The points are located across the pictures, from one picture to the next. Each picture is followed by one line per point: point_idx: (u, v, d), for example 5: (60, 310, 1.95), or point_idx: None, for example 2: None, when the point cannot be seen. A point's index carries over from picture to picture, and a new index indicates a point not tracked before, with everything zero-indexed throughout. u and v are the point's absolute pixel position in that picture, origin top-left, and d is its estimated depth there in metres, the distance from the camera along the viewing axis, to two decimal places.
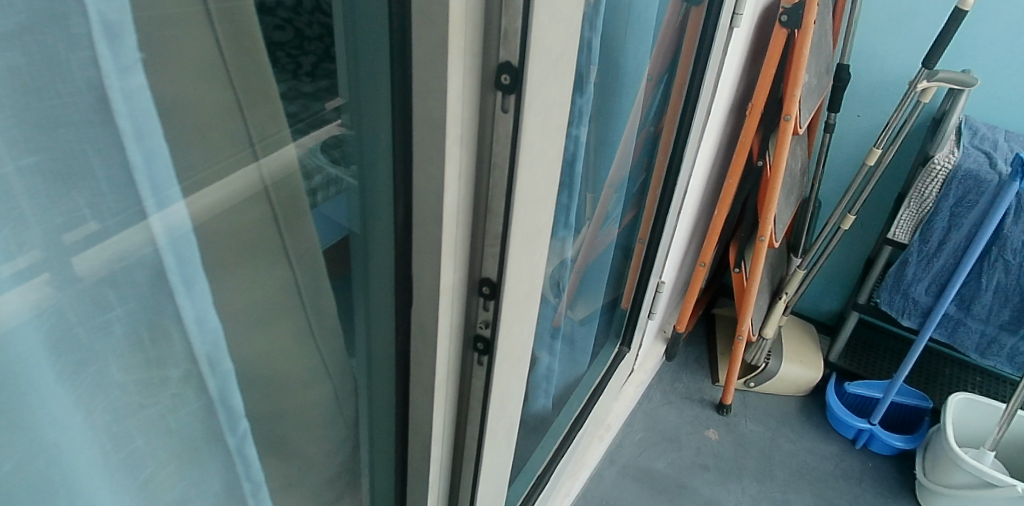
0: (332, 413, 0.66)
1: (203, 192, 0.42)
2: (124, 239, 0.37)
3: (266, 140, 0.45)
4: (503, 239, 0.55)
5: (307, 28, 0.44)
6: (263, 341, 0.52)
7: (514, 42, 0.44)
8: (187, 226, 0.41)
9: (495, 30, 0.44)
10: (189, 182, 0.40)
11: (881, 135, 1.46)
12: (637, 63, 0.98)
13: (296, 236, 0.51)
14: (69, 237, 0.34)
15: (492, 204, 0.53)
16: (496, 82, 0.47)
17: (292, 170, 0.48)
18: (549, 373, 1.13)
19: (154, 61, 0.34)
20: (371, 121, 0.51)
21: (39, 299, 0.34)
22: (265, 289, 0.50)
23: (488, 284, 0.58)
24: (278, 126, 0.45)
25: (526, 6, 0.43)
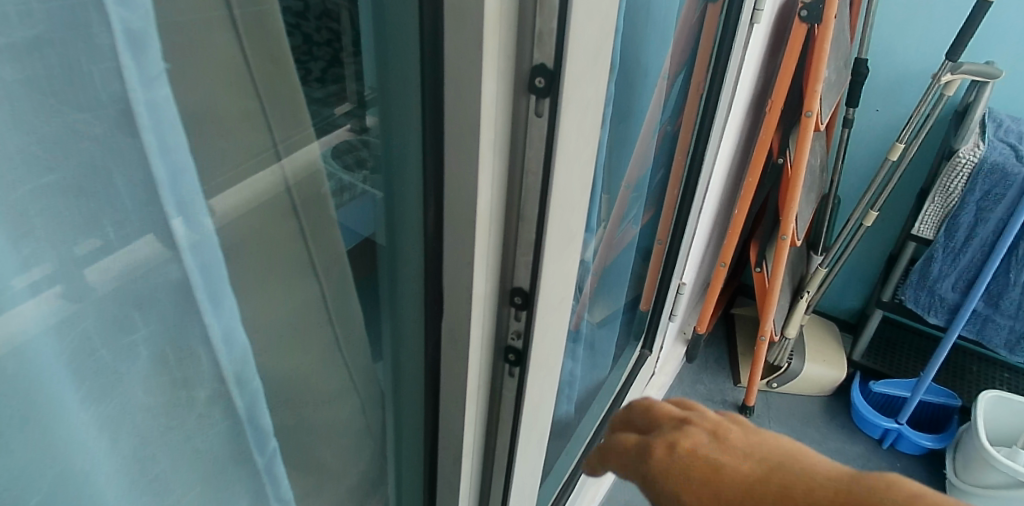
0: (361, 427, 0.64)
1: (225, 196, 0.39)
2: (142, 247, 0.35)
3: (289, 141, 0.42)
4: (536, 247, 0.54)
5: (315, 33, 0.42)
6: (290, 356, 0.50)
7: (549, 42, 0.43)
8: (210, 227, 0.38)
9: (529, 32, 0.43)
10: (211, 186, 0.38)
11: (904, 129, 1.43)
12: (656, 60, 0.96)
13: (321, 242, 0.49)
14: (79, 247, 0.32)
15: (525, 211, 0.52)
16: (530, 85, 0.45)
17: (315, 169, 0.45)
18: (572, 377, 1.12)
19: (181, 71, 0.33)
20: (397, 124, 0.49)
21: (57, 311, 0.32)
22: (292, 305, 0.48)
23: (520, 293, 0.57)
24: (300, 127, 0.43)
25: (563, 5, 0.41)
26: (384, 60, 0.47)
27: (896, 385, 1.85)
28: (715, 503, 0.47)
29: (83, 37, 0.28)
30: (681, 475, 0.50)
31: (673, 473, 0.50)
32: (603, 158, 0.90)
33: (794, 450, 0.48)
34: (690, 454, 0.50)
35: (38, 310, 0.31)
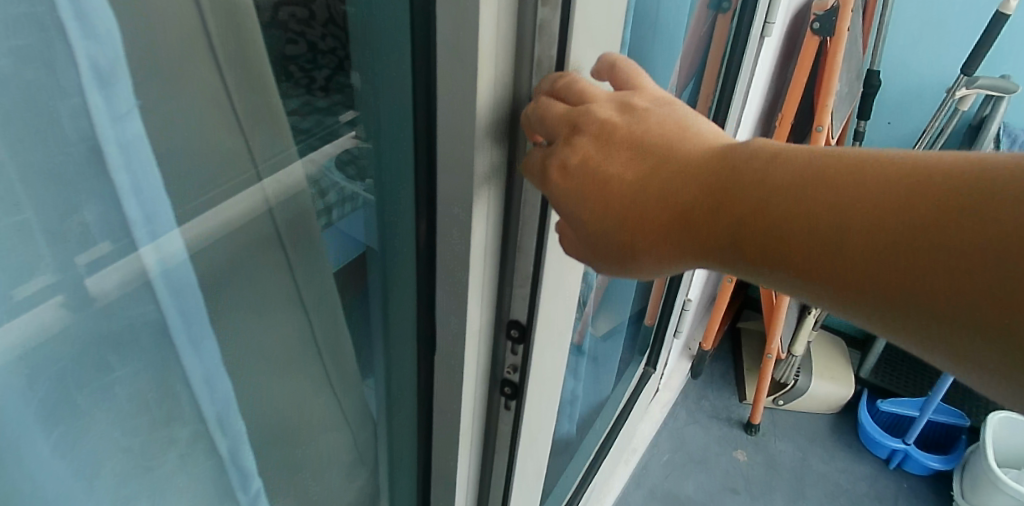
0: (354, 461, 0.62)
1: (200, 221, 0.36)
2: (113, 274, 0.33)
3: (269, 162, 0.39)
4: (534, 279, 0.52)
5: (320, 41, 0.39)
6: (277, 391, 0.48)
7: (548, 68, 0.43)
8: (184, 255, 0.36)
9: (528, 59, 0.42)
10: (188, 209, 0.35)
11: (917, 144, 1.39)
12: (665, 70, 0.92)
13: (312, 275, 0.46)
14: (80, 259, 0.31)
15: (522, 243, 0.50)
16: None
17: (300, 191, 0.42)
18: (574, 396, 1.10)
19: (156, 109, 0.31)
20: (391, 142, 0.46)
21: (39, 334, 0.30)
22: (278, 340, 0.46)
23: (517, 326, 0.56)
24: (283, 144, 0.39)
25: (564, 31, 0.42)
26: (381, 75, 0.43)
27: (905, 404, 1.82)
28: (619, 225, 0.40)
29: (49, 76, 0.26)
30: (575, 194, 0.41)
31: (569, 198, 0.41)
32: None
33: (681, 130, 0.40)
34: (581, 169, 0.41)
35: (21, 331, 0.29)
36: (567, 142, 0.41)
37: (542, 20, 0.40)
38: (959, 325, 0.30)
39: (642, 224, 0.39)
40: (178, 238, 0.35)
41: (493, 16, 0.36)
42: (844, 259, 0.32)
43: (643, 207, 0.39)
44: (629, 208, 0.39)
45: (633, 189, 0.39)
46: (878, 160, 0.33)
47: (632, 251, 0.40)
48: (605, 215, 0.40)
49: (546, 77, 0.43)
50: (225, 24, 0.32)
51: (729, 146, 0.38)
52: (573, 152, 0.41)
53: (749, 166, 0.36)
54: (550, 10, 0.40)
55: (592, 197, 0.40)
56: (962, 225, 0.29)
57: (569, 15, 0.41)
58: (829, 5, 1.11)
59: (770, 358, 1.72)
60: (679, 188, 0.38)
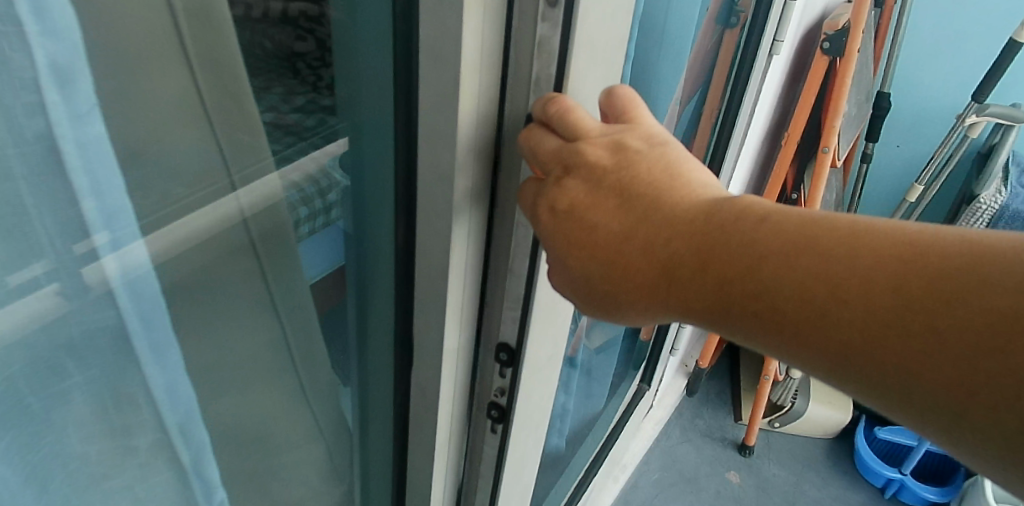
0: (326, 475, 0.61)
1: (167, 230, 0.35)
2: (66, 286, 0.31)
3: (244, 173, 0.38)
4: (524, 302, 0.50)
5: (329, 40, 0.39)
6: (247, 402, 0.46)
7: (545, 88, 0.41)
8: (147, 265, 0.34)
9: (527, 75, 0.41)
10: (153, 218, 0.34)
11: (924, 171, 1.37)
12: (670, 83, 0.90)
13: (285, 284, 0.44)
14: (78, 247, 0.31)
15: (514, 265, 0.48)
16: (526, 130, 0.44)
17: (274, 202, 0.40)
18: (564, 412, 1.08)
19: (115, 103, 0.29)
20: (369, 156, 0.45)
21: (39, 316, 0.30)
22: (248, 351, 0.44)
23: (506, 349, 0.54)
24: (258, 157, 0.38)
25: (564, 53, 0.39)
26: (362, 86, 0.41)
27: (902, 433, 1.79)
28: (607, 278, 0.39)
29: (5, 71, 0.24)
30: (563, 241, 0.40)
31: (559, 244, 0.40)
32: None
33: (670, 180, 0.38)
34: (569, 215, 0.40)
35: (22, 314, 0.30)
36: (556, 184, 0.40)
37: (541, 35, 0.39)
38: (953, 414, 0.29)
39: (631, 278, 0.38)
40: (144, 251, 0.34)
41: (479, 26, 0.35)
42: (842, 337, 0.31)
43: (633, 261, 0.38)
44: (617, 261, 0.38)
45: (623, 242, 0.38)
46: (880, 234, 0.32)
47: (619, 304, 0.39)
48: (592, 266, 0.39)
49: (540, 98, 0.41)
50: (201, 25, 0.31)
51: (718, 201, 0.37)
52: (563, 196, 0.40)
53: (743, 228, 0.35)
54: (550, 26, 0.38)
55: (580, 245, 0.39)
56: (964, 317, 0.28)
57: (570, 35, 0.39)
58: (840, 26, 1.09)
59: (769, 380, 1.70)
60: (666, 246, 0.37)
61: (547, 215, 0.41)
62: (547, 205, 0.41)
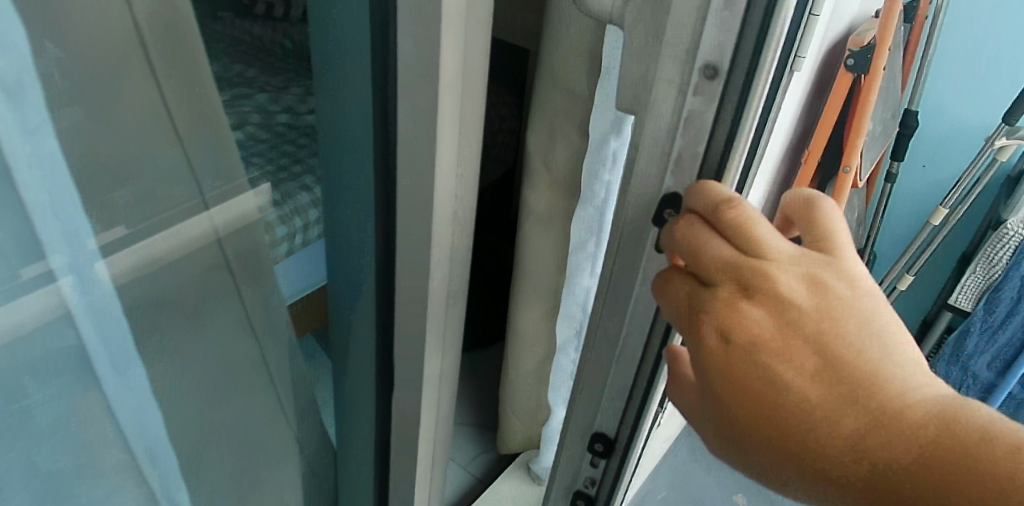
0: (307, 491, 0.60)
1: (140, 250, 0.34)
2: (29, 305, 0.30)
3: (219, 191, 0.37)
4: (637, 403, 0.51)
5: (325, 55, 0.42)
6: (221, 421, 0.45)
7: (689, 169, 0.37)
8: (107, 288, 0.33)
9: (664, 137, 0.37)
10: (128, 235, 0.33)
11: (950, 192, 1.21)
12: None
13: (258, 300, 0.43)
14: (53, 261, 0.29)
15: (626, 358, 0.48)
16: (661, 214, 0.39)
17: (250, 221, 0.40)
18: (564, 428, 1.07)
19: (71, 119, 0.28)
20: (346, 174, 0.43)
21: (38, 316, 0.30)
22: (227, 367, 0.43)
23: (602, 442, 0.55)
24: (236, 175, 0.37)
25: (731, 133, 0.36)
26: (338, 107, 0.40)
27: None
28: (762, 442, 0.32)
29: None
30: (717, 375, 0.34)
31: (712, 377, 0.34)
32: (600, 207, 0.84)
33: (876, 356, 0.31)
34: (729, 348, 0.33)
35: (14, 317, 0.29)
36: (720, 302, 0.34)
37: (691, 111, 0.35)
38: None
39: (806, 456, 0.31)
40: (110, 277, 0.33)
41: (459, 48, 0.33)
42: None
43: (820, 438, 0.30)
44: (787, 431, 0.31)
45: (805, 414, 0.31)
46: None
47: (785, 477, 0.32)
48: (750, 419, 0.33)
49: (708, 195, 0.35)
50: (162, 35, 0.30)
51: (936, 403, 0.29)
52: (733, 320, 0.33)
53: (971, 449, 0.27)
54: (703, 100, 0.34)
55: (740, 387, 0.33)
56: None
57: (729, 116, 0.35)
58: (865, 42, 1.01)
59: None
60: (857, 436, 0.30)
61: (711, 342, 0.34)
62: (712, 330, 0.34)
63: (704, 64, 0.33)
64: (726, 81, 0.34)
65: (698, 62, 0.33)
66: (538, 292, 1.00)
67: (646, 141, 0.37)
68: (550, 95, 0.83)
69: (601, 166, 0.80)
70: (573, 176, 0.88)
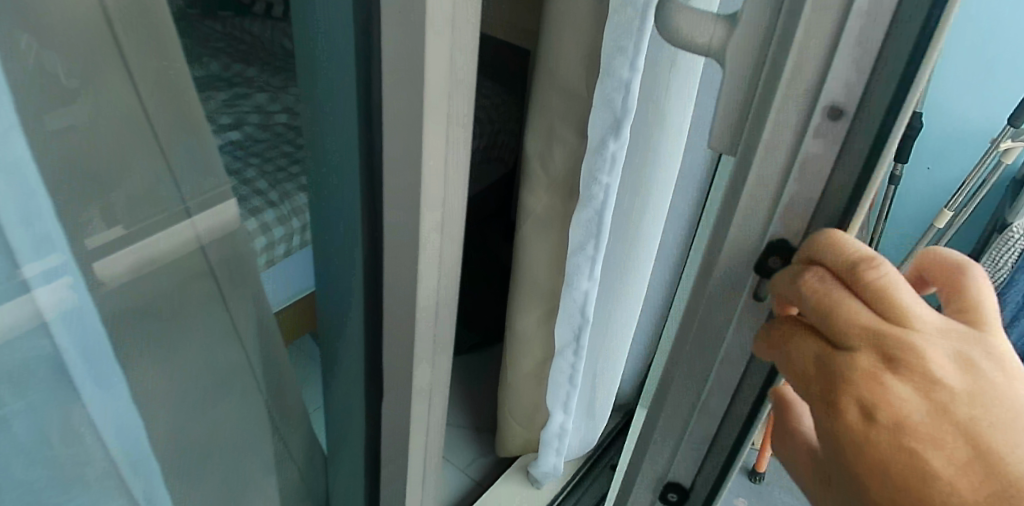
0: (294, 492, 0.59)
1: (117, 258, 0.33)
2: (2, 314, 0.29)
3: (200, 198, 0.37)
4: (729, 449, 0.39)
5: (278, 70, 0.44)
6: (206, 429, 0.45)
7: (796, 212, 0.30)
8: (85, 303, 0.32)
9: (768, 194, 0.30)
10: (106, 241, 0.32)
11: (954, 195, 1.18)
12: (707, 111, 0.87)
13: (244, 305, 0.43)
14: (26, 269, 0.29)
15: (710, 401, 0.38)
16: (762, 264, 0.32)
17: (234, 228, 0.40)
18: (562, 432, 1.05)
19: (51, 123, 0.28)
20: (327, 180, 0.42)
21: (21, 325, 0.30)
22: (215, 373, 0.43)
23: (676, 491, 0.43)
24: (217, 180, 0.37)
25: (857, 178, 0.28)
26: (317, 111, 0.40)
27: None
28: None
29: None
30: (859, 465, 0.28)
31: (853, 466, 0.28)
32: (598, 210, 0.82)
33: None
34: (877, 438, 0.27)
35: None
36: (864, 382, 0.28)
37: (806, 156, 0.28)
38: None
39: None
40: (96, 281, 0.32)
41: None
42: None
43: None
44: None
45: None
46: None
47: None
48: None
49: (844, 247, 0.29)
50: (138, 41, 0.30)
51: None
52: (885, 405, 0.27)
53: None
54: (822, 142, 0.27)
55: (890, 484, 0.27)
56: None
57: (863, 154, 0.27)
58: None
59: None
60: None
61: (852, 418, 0.28)
62: (852, 403, 0.28)
63: (827, 105, 0.26)
64: (850, 131, 0.27)
65: (821, 102, 0.26)
66: (537, 296, 0.99)
67: (747, 192, 0.30)
68: (547, 96, 0.82)
69: (599, 167, 0.79)
70: (573, 179, 0.87)
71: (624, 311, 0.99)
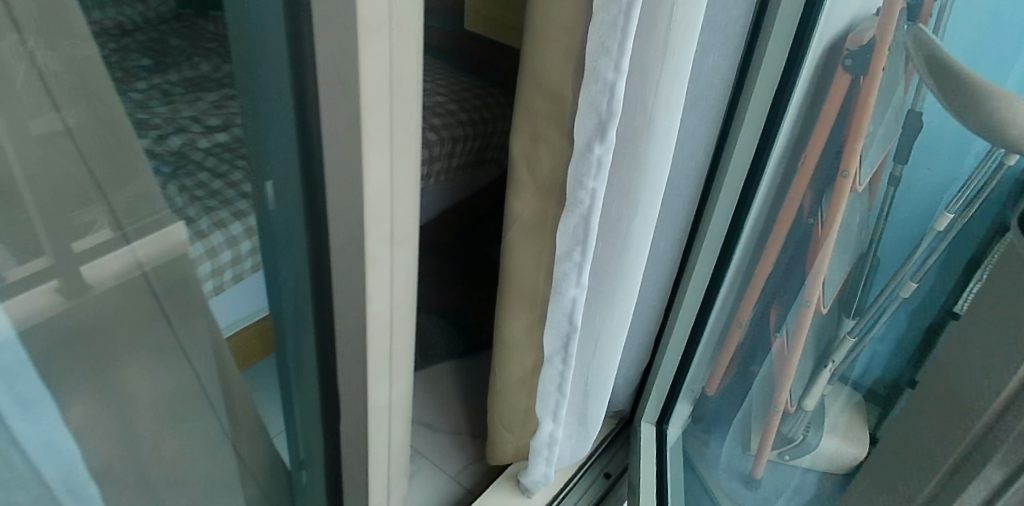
0: (262, 474, 0.62)
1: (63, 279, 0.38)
2: None
3: (139, 223, 0.41)
4: None
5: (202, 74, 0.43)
6: (146, 443, 0.49)
7: None
8: (10, 330, 0.36)
9: None
10: (45, 258, 0.36)
11: (957, 196, 1.11)
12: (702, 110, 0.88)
13: (187, 323, 0.47)
14: None
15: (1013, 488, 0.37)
16: None
17: (173, 255, 0.44)
18: (551, 440, 1.03)
19: (25, 130, 0.33)
20: (271, 166, 0.46)
21: (22, 322, 0.37)
22: (158, 387, 0.47)
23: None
24: (154, 207, 0.42)
25: None
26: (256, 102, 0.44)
27: None
28: None
29: None
30: None
31: None
32: (584, 216, 0.79)
33: None
34: None
35: None
36: None
37: None
38: None
39: None
40: (74, 280, 0.38)
41: None
42: None
43: None
44: None
45: None
46: None
47: None
48: None
49: None
50: (63, 62, 0.34)
51: None
52: None
53: None
54: None
55: None
56: None
57: None
58: (864, 40, 0.98)
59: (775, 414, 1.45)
60: None
61: None
62: None
63: None
64: None
65: None
66: (523, 306, 0.97)
67: None
68: (531, 97, 0.80)
69: (585, 172, 0.76)
70: (558, 182, 0.84)
71: (614, 319, 0.97)
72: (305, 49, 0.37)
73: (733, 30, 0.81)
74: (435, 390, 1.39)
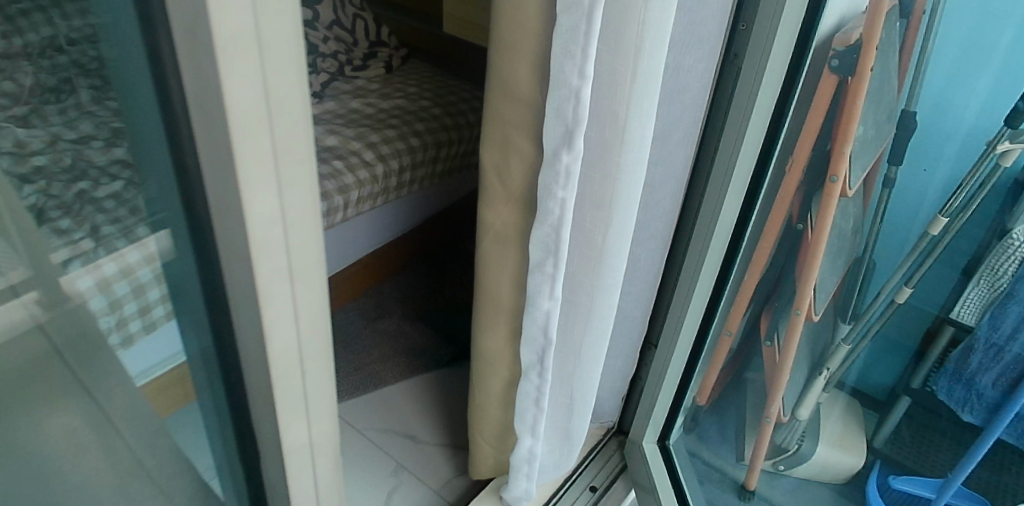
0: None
1: None
2: None
3: (29, 272, 0.38)
4: None
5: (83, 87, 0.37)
6: (62, 491, 0.46)
7: None
8: None
9: None
10: None
11: (953, 199, 1.07)
12: (675, 116, 0.84)
13: (94, 370, 0.44)
14: None
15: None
16: None
17: (72, 304, 0.41)
18: (532, 455, 1.00)
19: None
20: (161, 206, 0.40)
21: None
22: (70, 434, 0.45)
23: None
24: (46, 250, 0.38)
25: None
26: (131, 129, 0.37)
27: (922, 483, 1.34)
28: None
29: None
30: None
31: None
32: (555, 226, 0.76)
33: None
34: None
35: None
36: None
37: None
38: None
39: None
40: (54, 289, 0.39)
41: (260, 78, 0.32)
42: None
43: None
44: None
45: None
46: None
47: None
48: None
49: None
50: None
51: None
52: None
53: None
54: None
55: None
56: None
57: None
58: (851, 40, 0.93)
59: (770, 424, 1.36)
60: None
61: None
62: None
63: None
64: None
65: None
66: (497, 318, 0.93)
67: None
68: (495, 103, 0.76)
69: (553, 182, 0.72)
70: (529, 191, 0.80)
71: (589, 332, 0.93)
72: (170, 63, 0.33)
73: (708, 31, 0.78)
74: (417, 399, 1.36)
